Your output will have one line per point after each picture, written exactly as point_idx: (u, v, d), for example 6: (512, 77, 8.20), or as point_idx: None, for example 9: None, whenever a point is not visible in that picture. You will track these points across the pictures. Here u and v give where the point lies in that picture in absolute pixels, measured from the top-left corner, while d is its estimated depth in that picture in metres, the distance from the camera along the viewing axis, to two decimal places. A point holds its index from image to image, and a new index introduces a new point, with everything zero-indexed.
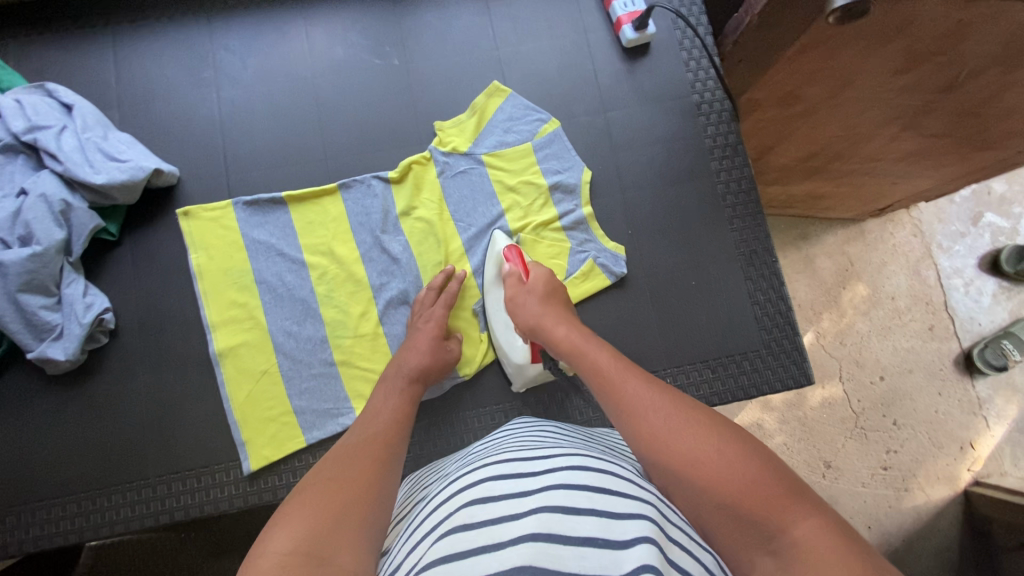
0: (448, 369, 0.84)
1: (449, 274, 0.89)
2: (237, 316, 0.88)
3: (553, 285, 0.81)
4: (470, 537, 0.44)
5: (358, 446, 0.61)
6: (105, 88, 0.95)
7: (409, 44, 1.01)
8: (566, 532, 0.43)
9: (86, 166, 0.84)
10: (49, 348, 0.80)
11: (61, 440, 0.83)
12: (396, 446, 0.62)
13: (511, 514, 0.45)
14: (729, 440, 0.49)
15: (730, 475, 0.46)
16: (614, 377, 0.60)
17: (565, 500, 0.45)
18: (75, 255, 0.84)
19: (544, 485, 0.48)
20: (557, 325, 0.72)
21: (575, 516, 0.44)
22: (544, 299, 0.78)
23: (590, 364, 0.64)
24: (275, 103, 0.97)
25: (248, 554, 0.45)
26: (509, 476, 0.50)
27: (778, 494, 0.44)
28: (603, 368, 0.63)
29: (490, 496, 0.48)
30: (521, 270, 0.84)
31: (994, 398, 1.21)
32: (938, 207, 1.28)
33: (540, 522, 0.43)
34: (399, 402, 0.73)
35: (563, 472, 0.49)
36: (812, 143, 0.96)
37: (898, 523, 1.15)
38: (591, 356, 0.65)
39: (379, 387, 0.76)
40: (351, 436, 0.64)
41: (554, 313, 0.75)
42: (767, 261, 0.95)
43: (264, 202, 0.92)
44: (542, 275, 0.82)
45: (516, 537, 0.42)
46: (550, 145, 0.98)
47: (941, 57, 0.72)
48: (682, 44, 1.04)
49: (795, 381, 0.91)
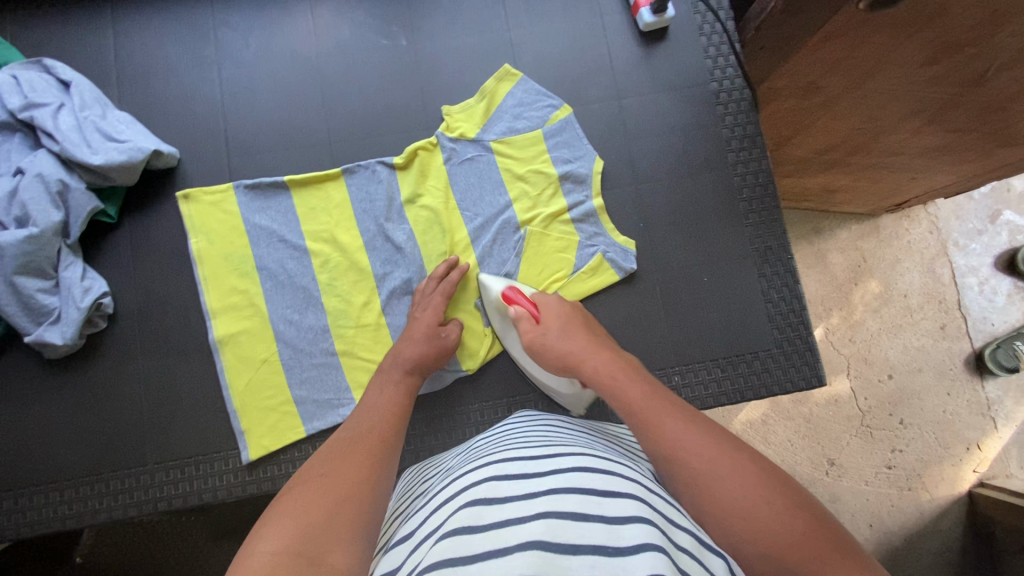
0: (446, 356, 0.81)
1: (452, 264, 0.87)
2: (238, 303, 0.86)
3: (564, 313, 0.76)
4: (476, 541, 0.41)
5: (355, 440, 0.59)
6: (104, 64, 0.92)
7: (417, 23, 0.97)
8: (574, 540, 0.41)
9: (84, 146, 0.82)
10: (47, 332, 0.79)
11: (60, 424, 0.82)
12: (394, 439, 0.61)
13: (517, 518, 0.43)
14: (773, 486, 0.47)
15: (785, 526, 0.44)
16: (649, 415, 0.54)
17: (573, 506, 0.43)
18: (73, 237, 0.82)
19: (552, 488, 0.46)
20: (585, 359, 0.68)
21: (582, 523, 0.42)
22: (566, 331, 0.73)
23: (620, 395, 0.59)
24: (278, 84, 0.94)
25: (237, 553, 0.44)
26: (515, 477, 0.48)
27: (828, 549, 0.42)
28: (635, 399, 0.57)
29: (495, 498, 0.46)
30: (530, 311, 0.78)
31: (1004, 399, 1.18)
32: (955, 203, 1.25)
33: (548, 528, 0.41)
34: (398, 396, 0.71)
35: (570, 475, 0.47)
36: (832, 136, 0.93)
37: (900, 522, 1.13)
38: (625, 390, 0.59)
39: (378, 380, 0.75)
40: (349, 429, 0.63)
41: (581, 346, 0.70)
42: (782, 258, 0.92)
43: (266, 186, 0.90)
44: (551, 308, 0.78)
45: (522, 542, 0.40)
46: (561, 133, 0.94)
47: (972, 49, 0.68)
48: (702, 28, 0.99)
49: (807, 382, 0.88)
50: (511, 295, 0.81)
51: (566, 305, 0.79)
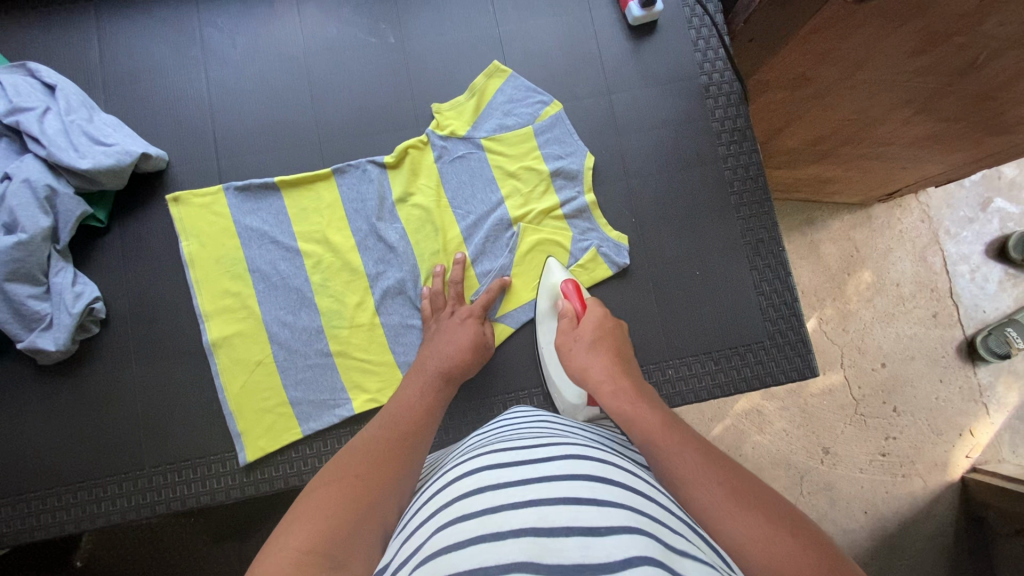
0: (478, 362, 0.81)
1: (461, 263, 0.87)
2: (231, 306, 0.86)
3: (604, 331, 0.75)
4: (470, 526, 0.42)
5: (374, 441, 0.58)
6: (90, 67, 0.92)
7: (406, 20, 0.96)
8: (567, 523, 0.41)
9: (71, 150, 0.81)
10: (39, 338, 0.78)
11: (54, 430, 0.82)
12: (416, 439, 0.60)
13: (511, 504, 0.43)
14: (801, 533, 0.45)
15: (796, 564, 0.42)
16: (665, 442, 0.55)
17: (567, 492, 0.44)
18: (62, 242, 0.81)
19: (545, 476, 0.46)
20: (603, 382, 0.68)
21: (574, 507, 0.42)
22: (594, 347, 0.73)
23: (638, 424, 0.59)
24: (266, 85, 0.93)
25: (264, 546, 0.44)
26: (510, 466, 0.49)
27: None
28: (654, 427, 0.57)
29: (488, 487, 0.46)
30: (577, 308, 0.80)
31: (995, 385, 1.19)
32: (946, 191, 1.25)
33: (541, 515, 0.41)
34: (438, 407, 0.69)
35: (563, 464, 0.48)
36: (822, 127, 0.93)
37: (895, 508, 1.15)
38: (643, 419, 0.59)
39: (413, 376, 0.74)
40: (376, 426, 0.62)
41: (602, 367, 0.70)
42: (774, 250, 0.93)
43: (256, 187, 0.90)
44: (594, 318, 0.77)
45: (516, 528, 0.40)
46: (551, 129, 0.94)
47: (959, 38, 0.68)
48: (691, 22, 0.99)
49: (799, 373, 0.89)
50: (568, 289, 0.83)
51: (611, 325, 0.76)
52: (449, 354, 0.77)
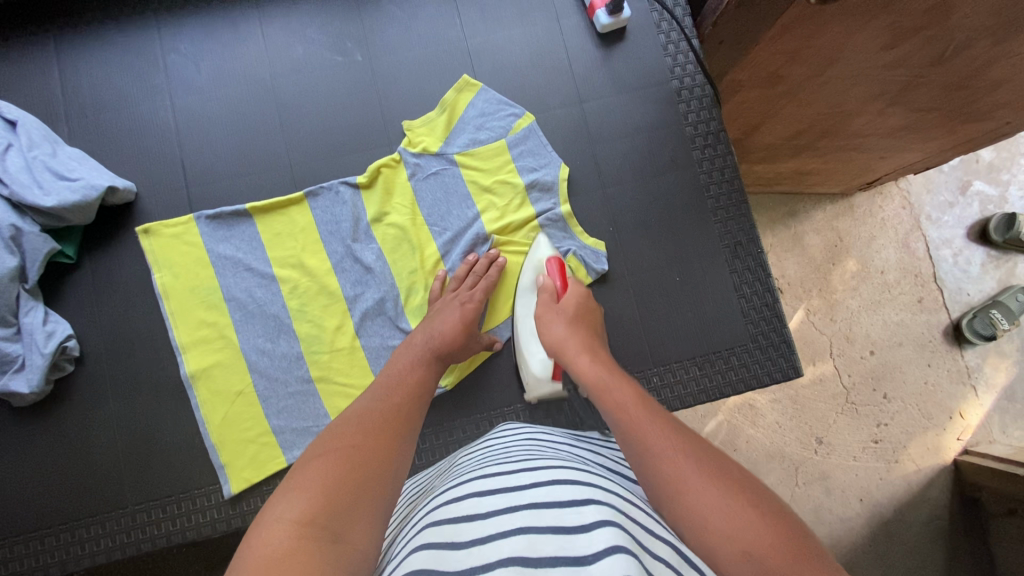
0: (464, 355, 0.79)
1: (472, 263, 0.87)
2: (207, 336, 0.85)
3: (586, 309, 0.76)
4: (458, 556, 0.42)
5: (372, 413, 0.56)
6: (51, 99, 0.90)
7: (372, 38, 0.95)
8: (555, 553, 0.40)
9: (35, 187, 0.79)
10: (12, 380, 0.77)
11: (33, 471, 0.81)
12: (413, 412, 0.59)
13: (500, 532, 0.43)
14: (807, 566, 0.38)
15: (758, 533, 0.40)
16: (639, 419, 0.51)
17: (554, 520, 0.43)
18: (31, 281, 0.80)
19: (534, 503, 0.46)
20: (580, 356, 0.66)
21: (562, 536, 0.42)
22: (574, 321, 0.72)
23: (611, 395, 0.57)
24: (234, 108, 0.92)
25: (259, 516, 0.44)
26: (499, 493, 0.48)
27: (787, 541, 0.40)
28: (626, 399, 0.55)
29: (477, 516, 0.46)
30: (558, 285, 0.80)
31: (982, 366, 1.20)
32: (926, 177, 1.26)
33: (529, 544, 0.41)
34: (429, 381, 0.67)
35: (552, 490, 0.47)
36: (798, 122, 0.93)
37: (890, 494, 1.15)
38: (617, 391, 0.57)
39: (404, 349, 0.74)
40: (368, 398, 0.60)
41: (579, 339, 0.68)
42: (753, 252, 0.93)
43: (227, 215, 0.88)
44: (577, 295, 0.77)
45: (501, 557, 0.40)
46: (525, 141, 0.94)
47: (929, 31, 0.68)
48: (659, 26, 0.99)
49: (783, 374, 0.89)
50: (551, 266, 0.83)
51: (591, 304, 0.77)
52: (441, 332, 0.76)
